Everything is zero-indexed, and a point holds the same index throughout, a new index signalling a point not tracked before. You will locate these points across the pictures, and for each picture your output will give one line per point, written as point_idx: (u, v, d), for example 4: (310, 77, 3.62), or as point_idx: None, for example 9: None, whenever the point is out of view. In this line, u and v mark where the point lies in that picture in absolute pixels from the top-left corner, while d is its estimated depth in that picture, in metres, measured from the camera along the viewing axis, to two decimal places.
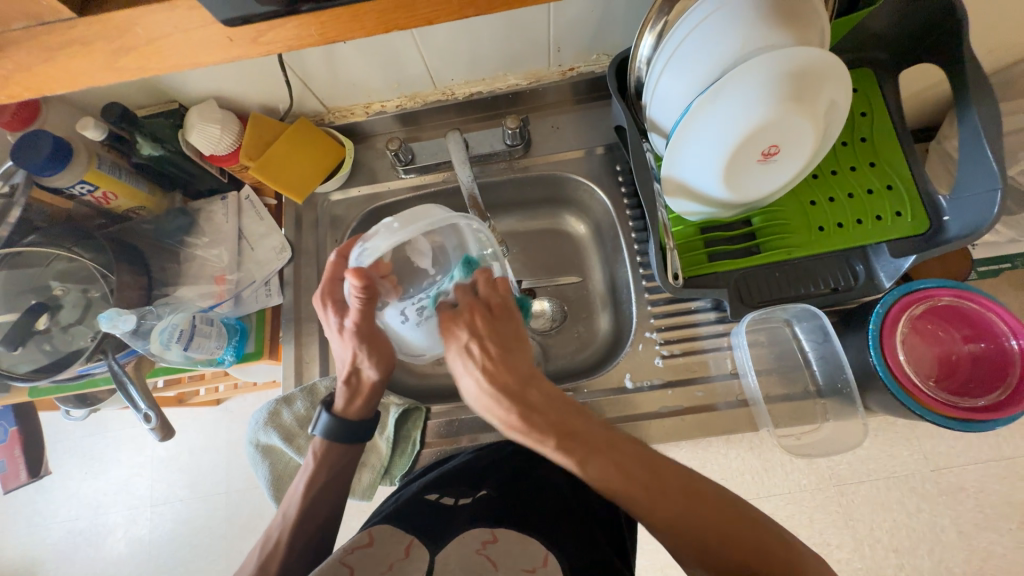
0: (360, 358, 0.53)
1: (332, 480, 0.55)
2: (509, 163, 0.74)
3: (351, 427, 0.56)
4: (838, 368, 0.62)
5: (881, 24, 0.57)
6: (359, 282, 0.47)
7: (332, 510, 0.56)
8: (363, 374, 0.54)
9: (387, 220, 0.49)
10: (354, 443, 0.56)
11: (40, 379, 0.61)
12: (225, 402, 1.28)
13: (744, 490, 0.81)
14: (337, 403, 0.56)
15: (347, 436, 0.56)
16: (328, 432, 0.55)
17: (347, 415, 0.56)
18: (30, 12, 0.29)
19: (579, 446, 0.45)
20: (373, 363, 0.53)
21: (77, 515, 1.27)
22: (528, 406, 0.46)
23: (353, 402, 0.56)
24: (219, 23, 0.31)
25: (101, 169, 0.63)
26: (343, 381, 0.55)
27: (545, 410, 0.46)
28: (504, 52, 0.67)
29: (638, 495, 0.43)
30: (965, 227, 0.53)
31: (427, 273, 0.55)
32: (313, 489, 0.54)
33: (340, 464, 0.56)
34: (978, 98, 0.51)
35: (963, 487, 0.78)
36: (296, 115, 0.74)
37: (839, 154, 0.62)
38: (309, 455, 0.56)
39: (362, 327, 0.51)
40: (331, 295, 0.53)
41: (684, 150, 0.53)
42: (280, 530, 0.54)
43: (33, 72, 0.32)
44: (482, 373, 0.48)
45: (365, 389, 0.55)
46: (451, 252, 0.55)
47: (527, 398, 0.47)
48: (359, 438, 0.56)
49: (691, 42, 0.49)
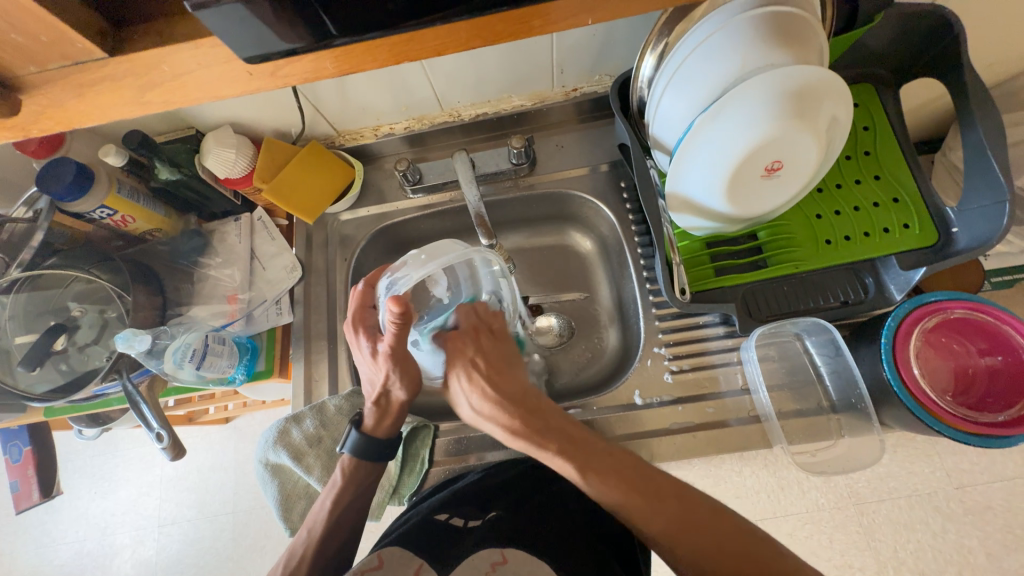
0: (392, 381, 0.52)
1: (357, 498, 0.55)
2: (515, 182, 0.76)
3: (378, 445, 0.55)
4: (851, 383, 0.61)
5: (879, 40, 0.58)
6: (397, 309, 0.46)
7: (355, 527, 0.56)
8: (393, 396, 0.54)
9: (412, 253, 0.52)
10: (377, 460, 0.56)
11: (56, 400, 0.61)
12: (234, 420, 1.28)
13: (760, 509, 0.79)
14: (367, 422, 0.56)
15: (374, 453, 0.55)
16: (357, 449, 0.55)
17: (375, 433, 0.56)
18: (66, 54, 0.30)
19: (579, 453, 0.45)
20: (402, 385, 0.52)
21: (86, 536, 1.27)
22: (530, 413, 0.47)
23: (382, 421, 0.56)
24: (241, 61, 0.31)
25: (120, 194, 0.65)
26: (372, 401, 0.54)
27: (541, 418, 0.47)
28: (509, 75, 0.69)
29: (638, 504, 0.43)
30: (974, 240, 0.53)
31: (439, 301, 0.57)
32: (341, 504, 0.54)
33: (368, 481, 0.56)
34: (983, 111, 0.51)
35: (989, 506, 0.76)
36: (307, 139, 0.77)
37: (843, 168, 0.63)
38: (337, 471, 0.56)
39: (396, 351, 0.50)
40: (363, 322, 0.53)
41: (687, 166, 0.54)
42: (303, 547, 0.53)
43: (56, 111, 0.32)
44: (482, 385, 0.49)
45: (395, 410, 0.54)
46: (462, 281, 0.56)
47: (529, 406, 0.48)
48: (385, 456, 0.56)
49: (692, 62, 0.50)
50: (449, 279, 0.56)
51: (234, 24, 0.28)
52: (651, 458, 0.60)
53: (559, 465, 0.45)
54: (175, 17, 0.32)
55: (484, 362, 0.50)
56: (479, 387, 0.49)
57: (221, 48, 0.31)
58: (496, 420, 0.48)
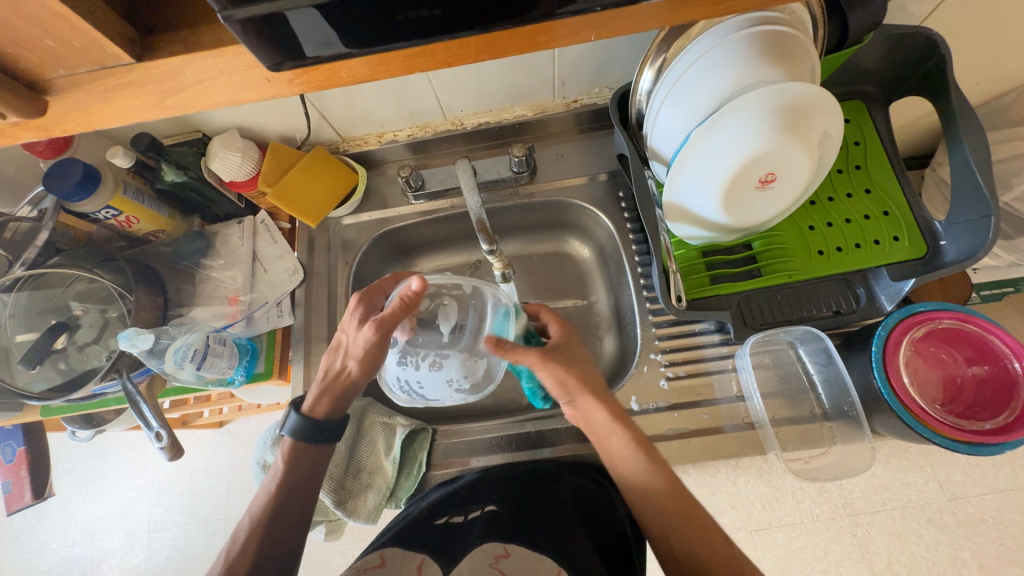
0: (354, 351, 0.55)
1: (300, 480, 0.55)
2: (515, 190, 0.77)
3: (317, 427, 0.56)
4: (843, 392, 0.62)
5: (870, 60, 0.60)
6: (420, 284, 0.51)
7: (301, 515, 0.54)
8: (341, 371, 0.56)
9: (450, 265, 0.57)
10: (319, 443, 0.56)
11: (54, 398, 0.61)
12: (228, 424, 1.28)
13: (754, 519, 0.80)
14: (307, 402, 0.57)
15: (314, 436, 0.56)
16: (296, 431, 0.55)
17: (312, 414, 0.57)
18: (94, 59, 0.29)
19: (653, 462, 0.49)
20: (356, 362, 0.55)
21: (73, 541, 1.25)
22: (615, 412, 0.51)
23: (321, 402, 0.57)
24: (261, 65, 0.30)
25: (126, 194, 0.66)
26: (323, 372, 0.57)
27: (616, 416, 0.51)
28: (512, 87, 0.71)
29: (683, 529, 0.46)
30: (962, 252, 0.54)
31: (441, 333, 0.59)
32: (284, 488, 0.54)
33: (311, 464, 0.56)
34: (970, 130, 0.53)
35: (983, 518, 0.76)
36: (312, 144, 0.78)
37: (835, 181, 0.65)
38: (279, 456, 0.56)
39: (384, 326, 0.53)
40: (370, 295, 0.58)
41: (684, 176, 0.56)
42: (245, 533, 0.53)
43: (71, 118, 0.31)
44: (580, 374, 0.52)
45: (336, 391, 0.57)
46: (470, 324, 0.59)
47: (611, 403, 0.52)
48: (327, 437, 0.56)
49: (688, 77, 0.52)
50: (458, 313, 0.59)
51: (264, 36, 0.27)
52: None
53: (637, 463, 0.49)
54: (200, 23, 0.31)
55: (571, 358, 0.54)
56: (572, 376, 0.52)
57: (244, 58, 0.30)
58: (583, 405, 0.52)
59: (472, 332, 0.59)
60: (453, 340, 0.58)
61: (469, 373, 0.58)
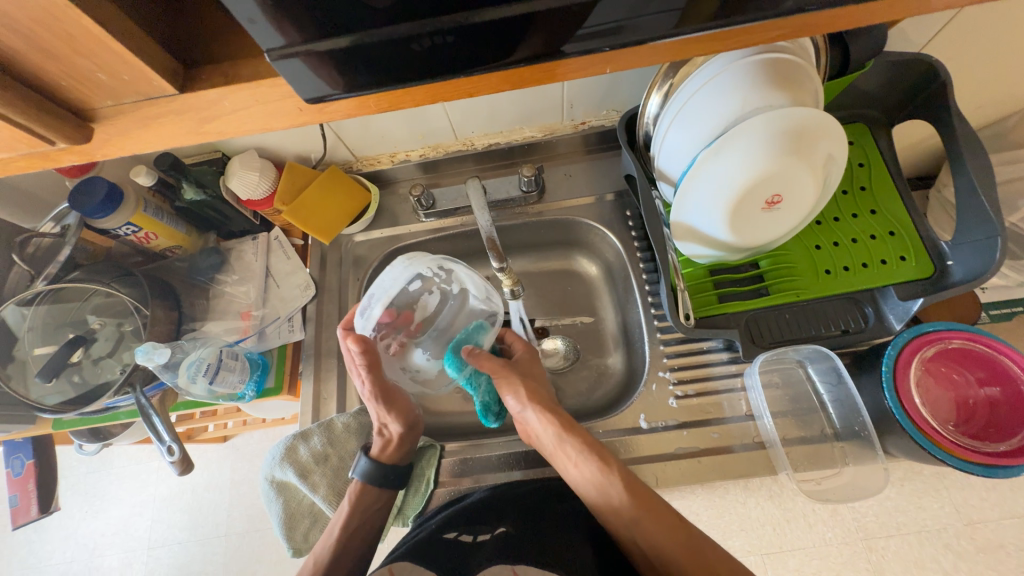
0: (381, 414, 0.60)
1: (365, 522, 0.58)
2: (524, 209, 0.79)
3: (384, 470, 0.59)
4: (854, 412, 0.61)
5: (872, 85, 0.62)
6: (355, 344, 0.58)
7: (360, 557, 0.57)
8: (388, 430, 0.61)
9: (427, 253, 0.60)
10: (383, 486, 0.59)
11: (67, 412, 0.62)
12: (232, 439, 1.27)
13: (765, 543, 0.79)
14: (374, 448, 0.60)
15: (380, 480, 0.59)
16: (366, 475, 0.58)
17: (382, 459, 0.60)
18: (140, 90, 0.31)
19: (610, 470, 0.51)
20: (392, 417, 0.60)
21: (72, 558, 1.24)
22: (568, 424, 0.55)
23: (387, 449, 0.60)
24: (294, 96, 0.32)
25: (147, 212, 0.68)
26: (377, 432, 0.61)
27: (570, 426, 0.55)
28: (522, 110, 0.73)
29: (650, 529, 0.49)
30: (969, 272, 0.55)
31: (416, 322, 0.64)
32: (349, 531, 0.56)
33: (373, 509, 0.59)
34: (973, 154, 0.54)
35: (1001, 544, 0.75)
36: (326, 163, 0.80)
37: (840, 202, 0.66)
38: (344, 501, 0.58)
39: (377, 386, 0.60)
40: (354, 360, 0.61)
41: (691, 197, 0.57)
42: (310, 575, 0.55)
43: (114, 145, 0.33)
44: (529, 391, 0.58)
45: (398, 440, 0.60)
46: (443, 324, 0.65)
47: (563, 416, 0.55)
48: (392, 481, 0.59)
49: (694, 102, 0.54)
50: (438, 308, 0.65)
51: (301, 69, 0.29)
52: (656, 483, 0.60)
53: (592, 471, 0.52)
54: (238, 55, 0.32)
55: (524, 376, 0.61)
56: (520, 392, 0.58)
57: (280, 89, 0.31)
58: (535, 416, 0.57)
59: (444, 332, 0.65)
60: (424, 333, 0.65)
61: (426, 367, 0.66)
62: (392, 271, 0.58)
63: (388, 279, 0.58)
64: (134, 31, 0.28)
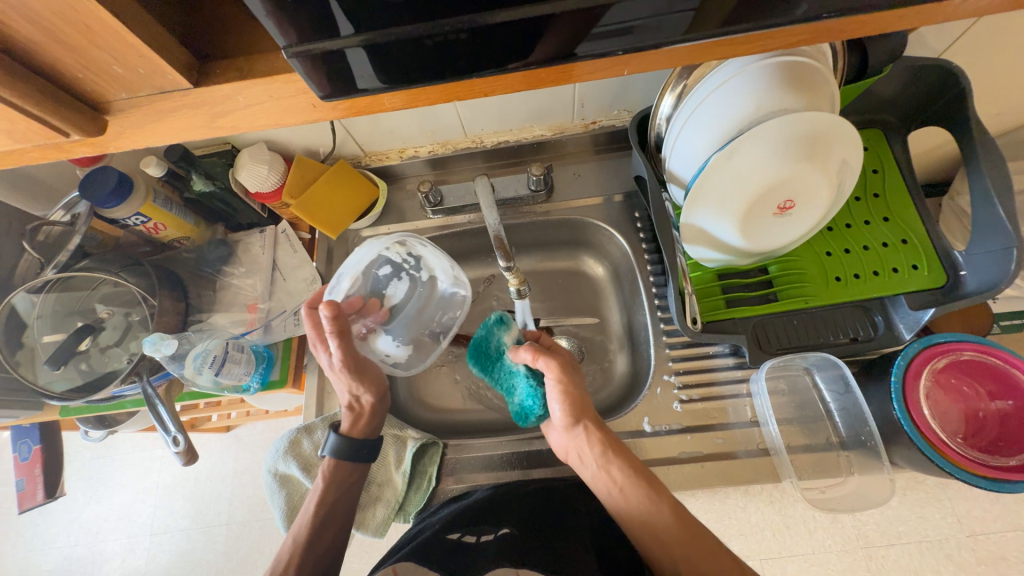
0: (354, 385, 0.59)
1: (341, 497, 0.57)
2: (532, 208, 0.78)
3: (356, 445, 0.58)
4: (861, 421, 0.61)
5: (889, 90, 0.61)
6: (329, 311, 0.54)
7: (338, 536, 0.56)
8: (360, 401, 0.60)
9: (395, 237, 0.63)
10: (356, 461, 0.58)
11: (73, 399, 0.63)
12: (235, 429, 1.28)
13: (764, 548, 0.79)
14: (344, 425, 0.60)
15: (353, 454, 0.58)
16: (337, 451, 0.58)
17: (352, 435, 0.59)
18: (154, 83, 0.31)
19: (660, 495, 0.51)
20: (365, 387, 0.59)
21: (76, 541, 1.26)
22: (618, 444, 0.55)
23: (357, 424, 0.60)
24: (307, 92, 0.31)
25: (156, 202, 0.68)
26: (346, 406, 0.60)
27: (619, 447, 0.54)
28: (533, 108, 0.73)
29: (691, 556, 0.48)
30: (983, 283, 0.54)
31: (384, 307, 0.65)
32: (325, 506, 0.56)
33: (349, 483, 0.58)
34: (992, 164, 0.53)
35: (1004, 557, 0.74)
36: (335, 157, 0.80)
37: (853, 208, 0.65)
38: (319, 477, 0.58)
39: (348, 358, 0.57)
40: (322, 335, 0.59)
41: (703, 199, 0.56)
42: (288, 553, 0.54)
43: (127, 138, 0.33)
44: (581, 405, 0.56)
45: (368, 412, 0.60)
46: (410, 309, 0.67)
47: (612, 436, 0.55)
48: (365, 457, 0.59)
49: (709, 103, 0.53)
50: (406, 293, 0.67)
51: (314, 65, 0.28)
52: None
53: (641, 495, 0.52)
54: (252, 50, 0.32)
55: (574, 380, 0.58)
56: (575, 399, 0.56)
57: (294, 84, 0.31)
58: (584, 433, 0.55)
59: (410, 317, 0.68)
60: (392, 317, 0.66)
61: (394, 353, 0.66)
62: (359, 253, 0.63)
63: (357, 257, 0.61)
64: (150, 24, 0.28)
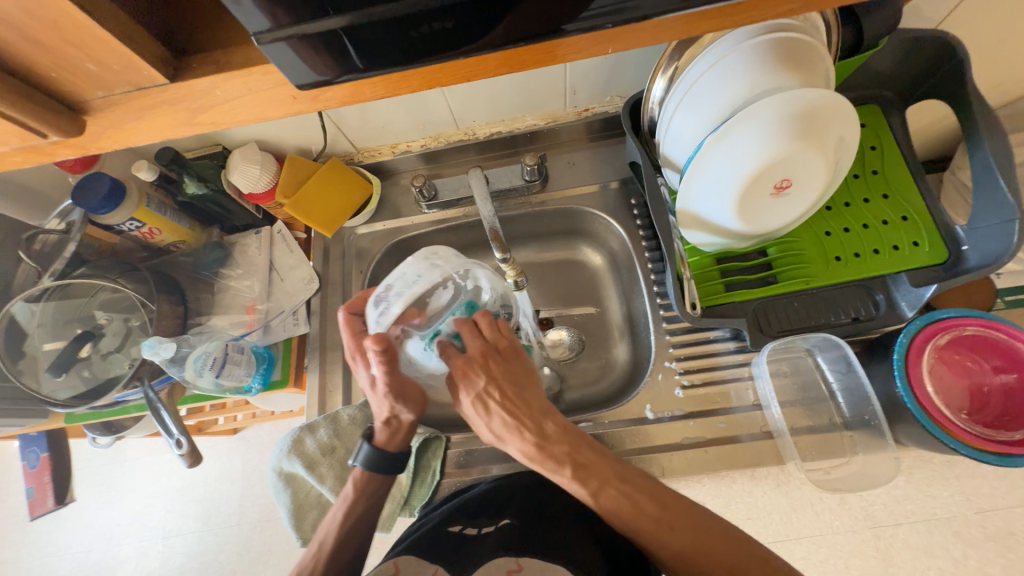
0: (397, 405, 0.54)
1: (368, 509, 0.57)
2: (527, 198, 0.78)
3: (388, 459, 0.57)
4: (864, 400, 0.61)
5: (885, 64, 0.60)
6: (377, 344, 0.49)
7: (363, 543, 0.57)
8: (402, 418, 0.56)
9: (439, 251, 0.53)
10: (385, 475, 0.57)
11: (78, 405, 0.63)
12: (242, 431, 1.29)
13: (772, 531, 0.79)
14: (379, 436, 0.57)
15: (384, 467, 0.57)
16: (368, 462, 0.56)
17: (387, 447, 0.58)
18: (130, 80, 0.30)
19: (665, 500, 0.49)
20: (408, 409, 0.55)
21: (91, 547, 1.27)
22: (550, 441, 0.50)
23: (393, 437, 0.58)
24: (287, 83, 0.31)
25: (150, 207, 0.68)
26: (383, 421, 0.57)
27: (570, 450, 0.50)
28: (523, 97, 0.72)
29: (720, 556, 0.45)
30: (986, 256, 0.53)
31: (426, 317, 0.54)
32: (352, 517, 0.56)
33: (376, 496, 0.58)
34: (991, 134, 0.52)
35: (1012, 532, 0.74)
36: (328, 156, 0.79)
37: (851, 187, 0.64)
38: (348, 485, 0.57)
39: (393, 384, 0.53)
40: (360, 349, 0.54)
41: (698, 184, 0.56)
42: (314, 558, 0.55)
43: (106, 137, 0.33)
44: (503, 409, 0.50)
45: (405, 430, 0.57)
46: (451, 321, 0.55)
47: (545, 429, 0.50)
48: (395, 471, 0.58)
49: (702, 85, 0.52)
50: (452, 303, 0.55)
51: (291, 56, 0.28)
52: (662, 473, 0.60)
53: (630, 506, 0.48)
54: (228, 44, 0.32)
55: (499, 381, 0.51)
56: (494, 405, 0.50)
57: (273, 76, 0.31)
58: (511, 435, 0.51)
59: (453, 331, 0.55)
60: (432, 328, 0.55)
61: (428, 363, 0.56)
62: (413, 263, 0.51)
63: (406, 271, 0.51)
64: (121, 19, 0.28)
